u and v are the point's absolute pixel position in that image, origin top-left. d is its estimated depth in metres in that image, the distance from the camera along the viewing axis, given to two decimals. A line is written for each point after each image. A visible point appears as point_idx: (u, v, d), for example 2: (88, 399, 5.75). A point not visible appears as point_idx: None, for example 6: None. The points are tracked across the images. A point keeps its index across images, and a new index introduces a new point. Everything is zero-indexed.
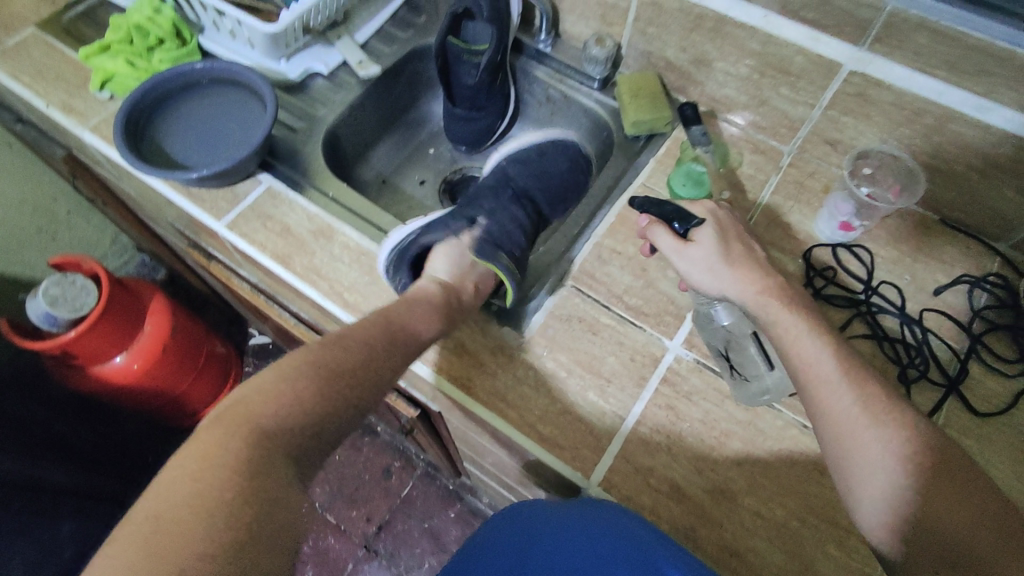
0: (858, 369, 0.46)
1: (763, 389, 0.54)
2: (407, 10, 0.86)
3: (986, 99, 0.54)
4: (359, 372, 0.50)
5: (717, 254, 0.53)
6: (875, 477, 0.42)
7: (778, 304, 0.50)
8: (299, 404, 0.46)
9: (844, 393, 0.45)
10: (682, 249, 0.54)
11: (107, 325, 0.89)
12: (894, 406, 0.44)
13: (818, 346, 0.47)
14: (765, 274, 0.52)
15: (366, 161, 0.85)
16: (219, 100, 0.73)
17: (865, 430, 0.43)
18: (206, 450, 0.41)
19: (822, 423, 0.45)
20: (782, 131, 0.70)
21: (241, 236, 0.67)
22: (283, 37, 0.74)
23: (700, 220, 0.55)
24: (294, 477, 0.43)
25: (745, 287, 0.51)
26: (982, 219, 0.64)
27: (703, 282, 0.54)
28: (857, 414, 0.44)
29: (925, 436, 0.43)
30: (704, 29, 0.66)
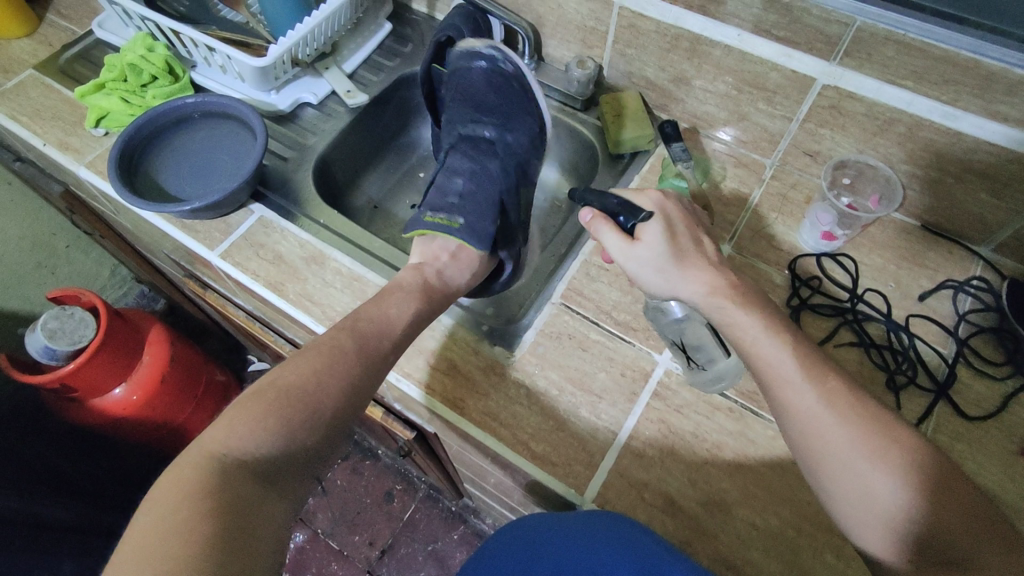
0: (819, 366, 0.47)
1: (718, 374, 0.57)
2: (394, 40, 0.88)
3: (952, 107, 0.56)
4: (331, 374, 0.49)
5: (665, 253, 0.54)
6: (845, 474, 0.43)
7: (733, 306, 0.50)
8: (264, 415, 0.45)
9: (808, 391, 0.45)
10: (630, 249, 0.55)
11: (108, 356, 0.90)
12: (857, 402, 0.45)
13: (777, 345, 0.48)
14: (714, 272, 0.53)
15: (357, 187, 0.87)
16: (211, 132, 0.75)
17: (831, 430, 0.44)
18: (175, 484, 0.40)
19: (790, 424, 0.46)
20: (763, 145, 0.72)
21: (234, 265, 0.68)
22: (272, 70, 0.75)
23: (648, 214, 0.55)
24: (269, 490, 0.42)
25: (694, 287, 0.52)
26: (962, 224, 0.65)
27: (655, 284, 0.54)
28: (823, 412, 0.44)
29: (890, 426, 0.44)
30: (680, 49, 0.68)
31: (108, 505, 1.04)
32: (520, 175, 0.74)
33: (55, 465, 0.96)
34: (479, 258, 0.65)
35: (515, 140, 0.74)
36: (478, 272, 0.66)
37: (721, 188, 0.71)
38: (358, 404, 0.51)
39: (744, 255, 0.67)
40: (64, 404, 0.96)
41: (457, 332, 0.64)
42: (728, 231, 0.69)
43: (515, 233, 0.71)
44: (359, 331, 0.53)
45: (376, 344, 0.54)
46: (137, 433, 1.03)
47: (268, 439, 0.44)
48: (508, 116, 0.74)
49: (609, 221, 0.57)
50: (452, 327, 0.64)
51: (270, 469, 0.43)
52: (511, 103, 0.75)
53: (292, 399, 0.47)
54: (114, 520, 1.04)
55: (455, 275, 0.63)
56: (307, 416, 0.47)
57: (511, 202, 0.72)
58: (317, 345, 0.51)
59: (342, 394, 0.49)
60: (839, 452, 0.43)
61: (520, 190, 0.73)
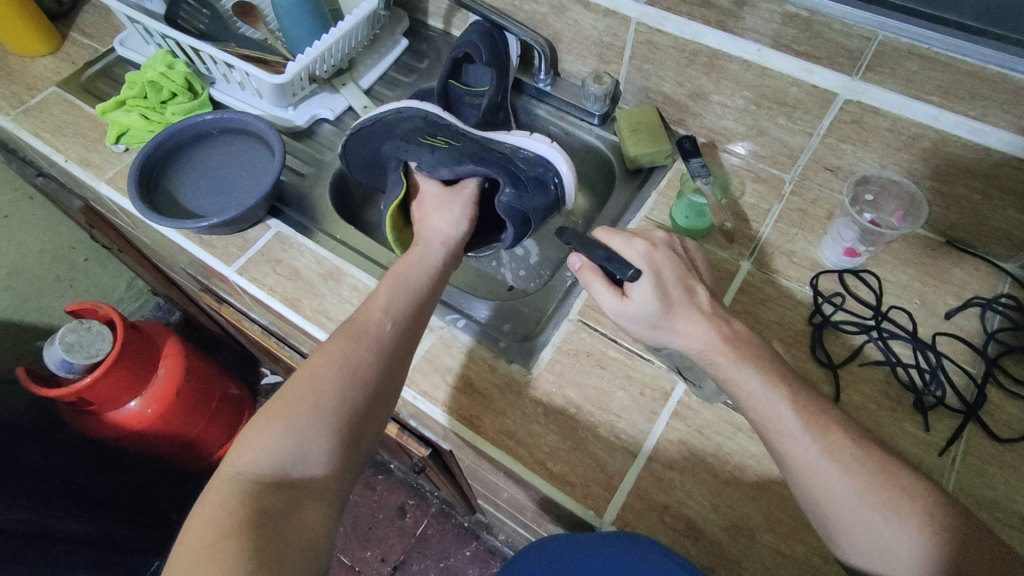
0: (819, 414, 0.45)
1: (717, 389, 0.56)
2: (410, 55, 0.88)
3: (980, 122, 0.55)
4: (354, 387, 0.48)
5: (657, 312, 0.52)
6: (856, 528, 0.42)
7: (725, 360, 0.48)
8: (286, 433, 0.44)
9: (810, 444, 0.44)
10: (621, 307, 0.53)
11: (124, 369, 0.90)
12: (859, 450, 0.44)
13: (772, 395, 0.46)
14: (708, 324, 0.50)
15: (374, 203, 0.86)
16: (229, 149, 0.76)
17: (836, 481, 0.43)
18: (208, 512, 0.40)
19: (796, 479, 0.45)
20: (782, 160, 0.71)
21: (251, 281, 0.68)
22: (289, 87, 0.76)
23: (637, 270, 0.52)
24: (298, 508, 0.42)
25: (688, 344, 0.51)
26: (988, 239, 0.63)
27: (651, 338, 0.53)
28: (828, 466, 0.43)
29: (896, 472, 0.43)
30: (698, 64, 0.68)
31: (125, 514, 1.03)
32: (413, 133, 0.69)
33: (72, 475, 0.96)
34: (435, 196, 0.69)
35: (391, 132, 0.70)
36: (448, 201, 0.68)
37: (739, 202, 0.71)
38: (373, 395, 0.50)
39: (764, 271, 0.66)
40: (77, 416, 0.96)
41: (474, 349, 0.63)
42: (748, 246, 0.68)
43: (457, 156, 0.67)
44: (355, 326, 0.52)
45: (371, 332, 0.52)
46: (153, 448, 1.04)
47: (289, 448, 0.44)
48: (376, 129, 0.70)
49: (600, 276, 0.55)
50: (469, 345, 0.63)
51: (297, 479, 0.44)
52: (364, 133, 0.71)
53: (300, 402, 0.46)
54: (130, 535, 1.03)
55: (429, 220, 0.67)
56: (317, 412, 0.46)
57: (413, 153, 0.69)
58: (323, 354, 0.50)
59: (347, 382, 0.48)
60: (845, 505, 0.42)
61: (425, 139, 0.69)
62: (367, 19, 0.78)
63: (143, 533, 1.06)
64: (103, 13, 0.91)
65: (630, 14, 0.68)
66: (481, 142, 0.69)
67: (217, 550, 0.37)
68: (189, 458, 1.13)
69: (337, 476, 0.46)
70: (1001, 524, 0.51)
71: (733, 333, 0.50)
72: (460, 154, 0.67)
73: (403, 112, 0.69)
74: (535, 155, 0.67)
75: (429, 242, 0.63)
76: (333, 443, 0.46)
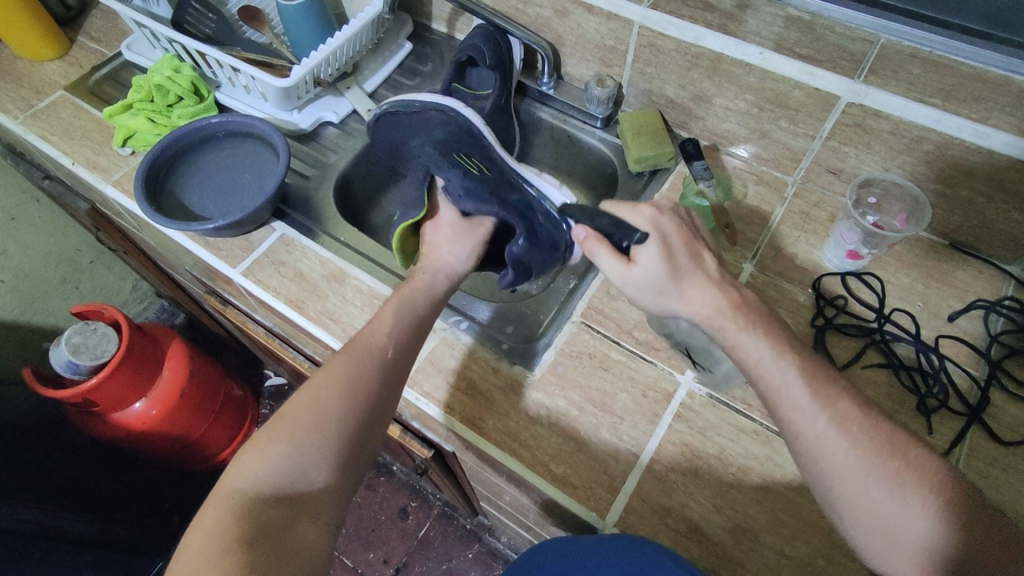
0: (828, 385, 0.46)
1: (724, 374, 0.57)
2: (414, 59, 0.88)
3: (982, 125, 0.55)
4: (354, 407, 0.49)
5: (663, 276, 0.52)
6: (858, 500, 0.42)
7: (734, 327, 0.49)
8: (286, 453, 0.45)
9: (818, 415, 0.44)
10: (627, 273, 0.53)
11: (128, 371, 0.90)
12: (869, 421, 0.44)
13: (781, 364, 0.47)
14: (716, 291, 0.51)
15: (378, 205, 0.86)
16: (235, 152, 0.76)
17: (842, 451, 0.43)
18: (209, 529, 0.41)
19: (800, 449, 0.45)
20: (784, 162, 0.71)
21: (256, 282, 0.68)
22: (294, 90, 0.76)
23: (643, 234, 0.52)
24: (297, 524, 0.43)
25: (696, 310, 0.51)
26: (992, 241, 0.63)
27: (657, 306, 0.53)
28: (835, 437, 0.44)
29: (901, 445, 0.44)
30: (700, 67, 0.68)
31: (125, 514, 1.04)
32: (450, 141, 0.66)
33: (75, 474, 0.96)
34: (451, 225, 0.69)
35: (426, 131, 0.67)
36: (460, 235, 0.68)
37: (743, 204, 0.71)
38: (373, 416, 0.50)
39: (767, 273, 0.66)
40: (82, 419, 0.96)
41: (477, 350, 0.63)
42: (751, 249, 0.68)
43: (483, 191, 0.66)
44: (359, 346, 0.53)
45: (374, 354, 0.53)
46: (158, 449, 1.04)
47: (290, 466, 0.45)
48: (412, 122, 0.68)
49: (604, 243, 0.55)
50: (471, 345, 0.63)
51: (297, 495, 0.44)
52: (398, 122, 0.68)
53: (302, 421, 0.47)
54: (132, 535, 1.03)
55: (438, 248, 0.67)
56: (319, 431, 0.47)
57: (444, 170, 0.67)
58: (324, 375, 0.51)
59: (349, 402, 0.49)
60: (850, 475, 0.43)
61: (460, 157, 0.66)
62: (371, 23, 0.79)
63: (145, 533, 1.07)
64: (111, 18, 0.92)
65: (632, 17, 0.68)
66: (513, 178, 0.66)
67: (215, 566, 0.38)
68: (194, 460, 1.14)
69: (336, 494, 0.46)
70: None
71: (729, 319, 0.49)
72: (485, 192, 0.66)
73: (444, 120, 0.66)
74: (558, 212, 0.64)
75: (433, 274, 0.63)
76: (334, 461, 0.46)
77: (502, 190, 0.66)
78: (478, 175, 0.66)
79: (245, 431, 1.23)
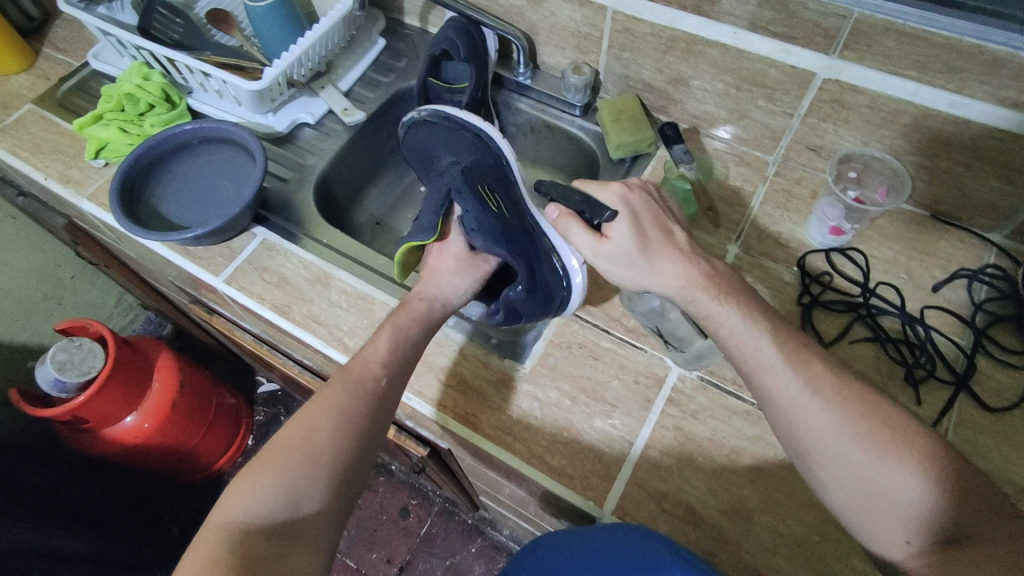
0: (800, 351, 0.47)
1: (699, 353, 0.57)
2: (388, 55, 0.87)
3: (959, 95, 0.55)
4: (347, 436, 0.49)
5: (634, 249, 0.53)
6: (838, 463, 0.43)
7: (706, 297, 0.50)
8: (277, 486, 0.45)
9: (791, 378, 0.45)
10: (599, 247, 0.55)
11: (117, 386, 0.89)
12: (843, 385, 0.45)
13: (754, 330, 0.48)
14: (688, 262, 0.52)
15: (360, 205, 0.86)
16: (211, 160, 0.75)
17: (817, 413, 0.44)
18: (201, 563, 0.41)
19: (777, 416, 0.46)
20: (765, 142, 0.71)
21: (240, 290, 0.68)
22: (268, 92, 0.75)
23: (614, 211, 0.53)
24: (289, 557, 0.43)
25: (668, 282, 0.52)
26: (973, 211, 0.64)
27: (628, 279, 0.54)
28: (809, 400, 0.44)
29: (875, 404, 0.44)
30: (676, 50, 0.68)
31: (124, 528, 1.04)
32: (480, 171, 0.65)
33: (70, 493, 0.96)
34: (456, 256, 0.67)
35: (460, 152, 0.67)
36: (464, 268, 0.67)
37: (725, 186, 0.71)
38: (367, 443, 0.50)
39: (752, 254, 0.66)
40: (72, 436, 0.95)
41: (467, 346, 0.63)
42: (735, 230, 0.68)
43: (497, 231, 0.64)
44: (352, 374, 0.52)
45: (367, 382, 0.52)
46: (152, 462, 1.03)
47: (282, 499, 0.45)
48: (446, 137, 0.68)
49: (577, 218, 0.56)
50: (462, 342, 0.63)
51: (289, 526, 0.44)
52: (435, 131, 0.69)
53: (295, 451, 0.47)
54: (131, 551, 1.02)
55: (438, 277, 0.64)
56: (311, 462, 0.47)
57: (466, 199, 0.66)
58: (316, 402, 0.50)
59: (343, 432, 0.49)
60: (828, 437, 0.43)
61: (483, 189, 0.64)
62: (341, 21, 0.78)
63: (144, 547, 1.06)
64: (75, 27, 0.90)
65: (605, 3, 0.67)
66: (530, 224, 0.64)
67: None
68: (189, 471, 1.13)
69: (331, 524, 0.46)
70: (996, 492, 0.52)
71: (701, 290, 0.50)
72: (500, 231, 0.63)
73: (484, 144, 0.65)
74: (565, 271, 0.60)
75: (429, 302, 0.60)
76: (326, 491, 0.46)
77: (513, 232, 0.63)
78: (494, 213, 0.64)
79: (240, 439, 1.22)
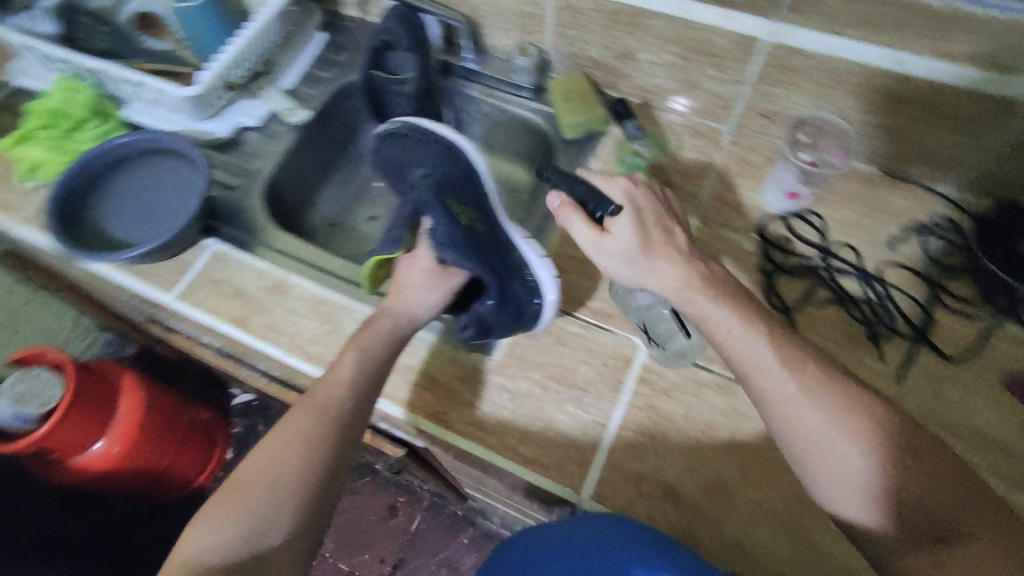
0: (794, 351, 0.46)
1: (680, 352, 0.58)
2: (329, 49, 0.84)
3: (900, 52, 0.55)
4: (311, 467, 0.49)
5: (636, 246, 0.52)
6: (832, 463, 0.43)
7: (703, 298, 0.49)
8: (237, 523, 0.47)
9: (786, 379, 0.45)
10: (601, 242, 0.54)
11: (81, 413, 0.86)
12: (838, 386, 0.44)
13: (746, 330, 0.47)
14: (687, 264, 0.51)
15: (314, 207, 0.84)
16: (151, 172, 0.72)
17: (811, 414, 0.43)
18: None
19: (771, 415, 0.45)
20: (717, 112, 0.70)
21: (194, 306, 0.65)
22: (204, 97, 0.72)
23: (618, 206, 0.54)
24: None
25: (666, 280, 0.51)
26: (922, 165, 0.64)
27: (626, 276, 0.53)
28: (805, 402, 0.44)
29: (867, 403, 0.44)
30: (621, 24, 0.66)
31: (98, 558, 1.02)
32: (448, 182, 0.64)
33: (38, 517, 0.94)
34: (424, 270, 0.63)
35: (427, 161, 0.66)
36: (430, 284, 0.62)
37: (681, 160, 0.70)
38: (335, 470, 0.51)
39: (711, 226, 0.66)
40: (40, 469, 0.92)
41: (434, 344, 0.62)
42: (693, 203, 0.68)
43: (464, 242, 0.60)
44: (315, 401, 0.51)
45: (332, 408, 0.51)
46: (127, 485, 1.01)
47: (243, 534, 0.46)
48: (411, 147, 0.67)
49: (579, 211, 0.55)
50: (432, 340, 0.62)
51: (252, 560, 0.46)
52: (404, 143, 0.67)
53: (255, 485, 0.48)
54: None
55: (405, 292, 0.61)
56: (272, 497, 0.48)
57: (433, 210, 0.62)
58: (279, 432, 0.50)
59: (307, 462, 0.49)
60: (823, 437, 0.43)
61: (451, 201, 0.62)
62: (276, 18, 0.76)
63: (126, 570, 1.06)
64: None
65: None
66: (500, 238, 0.63)
67: None
68: (168, 490, 1.11)
69: (297, 552, 0.48)
70: (959, 441, 0.53)
71: (699, 291, 0.49)
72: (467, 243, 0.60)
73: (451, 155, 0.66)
74: (536, 282, 0.60)
75: (395, 317, 0.59)
76: (289, 523, 0.48)
77: (481, 244, 0.61)
78: (463, 224, 0.61)
79: (218, 453, 1.20)
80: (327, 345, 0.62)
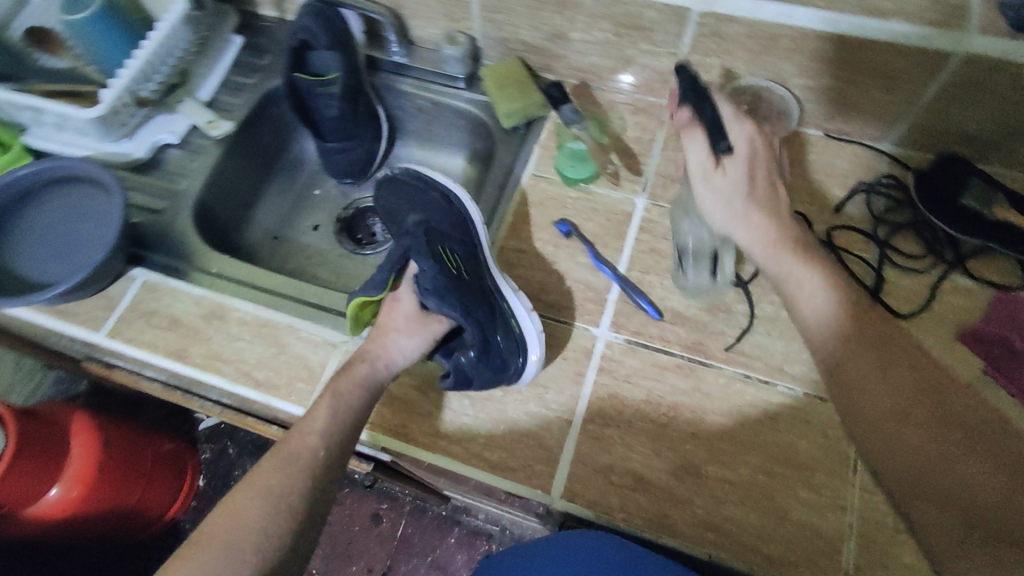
0: (882, 345, 0.50)
1: (697, 289, 0.60)
2: (248, 53, 0.79)
3: (829, 11, 0.54)
4: (274, 522, 0.48)
5: (742, 193, 0.55)
6: (905, 452, 0.46)
7: (791, 257, 0.53)
8: None
9: (867, 367, 0.49)
10: (712, 175, 0.55)
11: (29, 463, 0.81)
12: (918, 383, 0.48)
13: (836, 308, 0.52)
14: (778, 222, 0.55)
15: (252, 222, 0.80)
16: (62, 203, 0.67)
17: (888, 397, 0.48)
18: None
19: (848, 399, 0.50)
20: (656, 86, 0.69)
21: (127, 341, 0.61)
22: (113, 117, 0.67)
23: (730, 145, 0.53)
24: None
25: (753, 234, 0.55)
26: (861, 123, 0.64)
27: (719, 216, 0.56)
28: (885, 388, 0.48)
29: (945, 404, 0.47)
30: (548, 4, 0.64)
31: None
32: (440, 234, 0.63)
33: None
34: (406, 316, 0.61)
35: (426, 209, 0.67)
36: (410, 331, 0.60)
37: (624, 139, 0.69)
38: (299, 523, 0.49)
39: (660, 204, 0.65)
40: None
41: None
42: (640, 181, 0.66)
43: (449, 292, 0.58)
44: (284, 451, 0.50)
45: (302, 456, 0.50)
46: (92, 528, 0.96)
47: None
48: (419, 192, 0.68)
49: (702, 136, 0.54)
50: None
51: None
52: (416, 190, 0.69)
53: (215, 544, 0.46)
54: None
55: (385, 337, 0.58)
56: (231, 556, 0.46)
57: (422, 258, 0.61)
58: (246, 487, 0.49)
59: (269, 518, 0.48)
60: (898, 422, 0.47)
61: (443, 252, 0.62)
62: (184, 24, 0.72)
63: None
64: None
65: None
66: (487, 288, 0.60)
67: None
68: (139, 527, 1.06)
69: None
70: None
71: (787, 251, 0.54)
72: (454, 293, 0.58)
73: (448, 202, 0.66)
74: (520, 334, 0.56)
75: (371, 364, 0.55)
76: None
77: (469, 295, 0.59)
78: (452, 275, 0.60)
79: (189, 483, 1.15)
80: (275, 368, 0.59)
